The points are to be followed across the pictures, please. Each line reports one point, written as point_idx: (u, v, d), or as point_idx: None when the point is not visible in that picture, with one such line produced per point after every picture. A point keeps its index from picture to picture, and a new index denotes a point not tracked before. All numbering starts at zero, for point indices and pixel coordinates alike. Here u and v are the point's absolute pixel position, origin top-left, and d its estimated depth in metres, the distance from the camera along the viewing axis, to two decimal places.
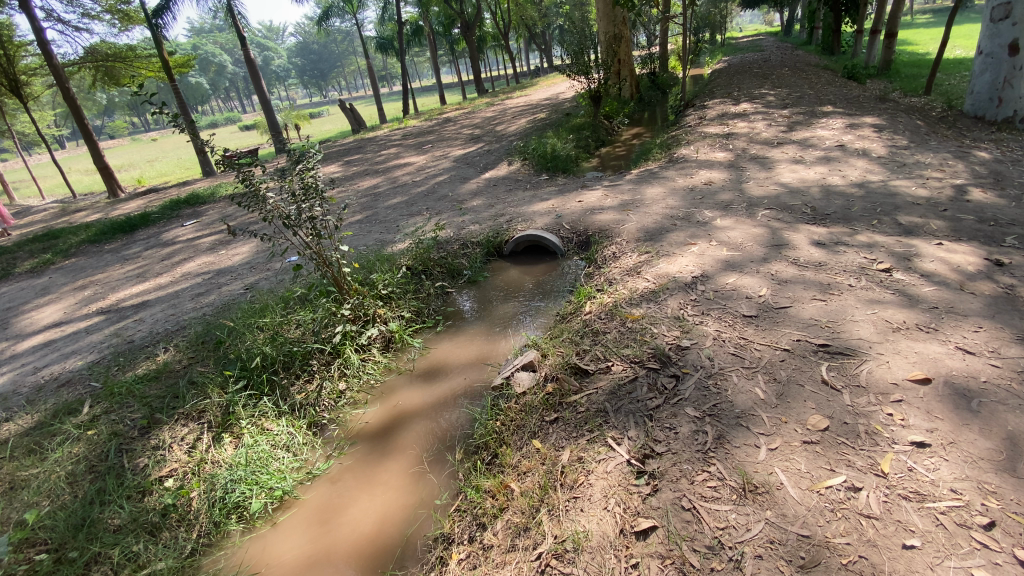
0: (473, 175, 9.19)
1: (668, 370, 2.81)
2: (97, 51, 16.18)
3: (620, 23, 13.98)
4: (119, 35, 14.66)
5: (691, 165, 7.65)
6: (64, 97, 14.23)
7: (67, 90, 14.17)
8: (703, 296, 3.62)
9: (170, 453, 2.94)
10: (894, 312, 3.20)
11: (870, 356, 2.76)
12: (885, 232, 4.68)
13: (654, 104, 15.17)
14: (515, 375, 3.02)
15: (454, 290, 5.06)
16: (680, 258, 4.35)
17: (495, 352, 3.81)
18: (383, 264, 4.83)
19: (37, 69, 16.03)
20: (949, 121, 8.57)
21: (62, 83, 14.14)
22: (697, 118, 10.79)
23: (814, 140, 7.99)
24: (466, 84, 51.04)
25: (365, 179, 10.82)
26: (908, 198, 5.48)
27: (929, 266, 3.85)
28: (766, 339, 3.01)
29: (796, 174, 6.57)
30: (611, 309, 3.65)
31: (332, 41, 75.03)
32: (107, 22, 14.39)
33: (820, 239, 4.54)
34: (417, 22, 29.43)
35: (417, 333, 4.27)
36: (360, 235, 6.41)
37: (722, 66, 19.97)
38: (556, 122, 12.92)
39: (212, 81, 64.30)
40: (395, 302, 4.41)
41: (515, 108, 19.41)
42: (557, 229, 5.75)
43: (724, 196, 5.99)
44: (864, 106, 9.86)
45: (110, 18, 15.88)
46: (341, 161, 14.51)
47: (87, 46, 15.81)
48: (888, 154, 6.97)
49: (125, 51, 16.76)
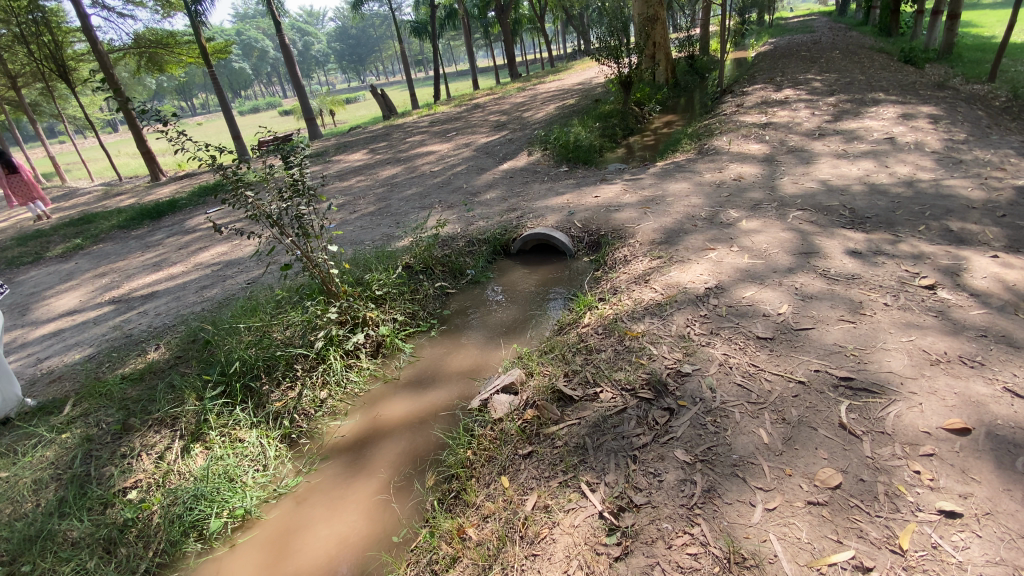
0: (491, 166, 8.92)
1: (662, 401, 2.52)
2: (140, 38, 16.57)
3: (657, 4, 13.26)
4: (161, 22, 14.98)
5: (721, 158, 7.13)
6: (108, 83, 14.65)
7: (110, 76, 14.56)
8: (714, 312, 3.27)
9: (138, 462, 2.86)
10: (935, 341, 2.79)
11: (899, 396, 2.39)
12: (932, 241, 4.19)
13: (690, 90, 14.42)
14: (495, 397, 2.77)
15: (455, 290, 4.85)
16: (694, 265, 4.00)
17: (488, 361, 3.56)
18: (380, 263, 4.64)
19: (84, 55, 16.58)
20: (1016, 112, 7.76)
21: (106, 69, 14.54)
22: (734, 106, 10.16)
23: (861, 132, 7.33)
24: (500, 70, 50.67)
25: (386, 167, 10.71)
26: (962, 200, 4.90)
27: (981, 285, 3.38)
28: (780, 368, 2.66)
29: (836, 170, 6.00)
30: (611, 324, 3.35)
31: (370, 26, 75.47)
32: (150, 9, 14.73)
33: (856, 247, 4.08)
34: (451, 7, 29.20)
35: (409, 337, 4.08)
36: (348, 233, 6.15)
37: (767, 49, 18.90)
38: (584, 109, 12.43)
39: (254, 66, 65.81)
40: (389, 304, 4.22)
41: (546, 93, 18.92)
42: (568, 227, 5.43)
43: (753, 195, 5.52)
44: (920, 94, 9.02)
45: (153, 4, 16.24)
46: (367, 148, 14.45)
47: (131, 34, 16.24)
48: (943, 149, 6.32)
49: (167, 38, 16.99)
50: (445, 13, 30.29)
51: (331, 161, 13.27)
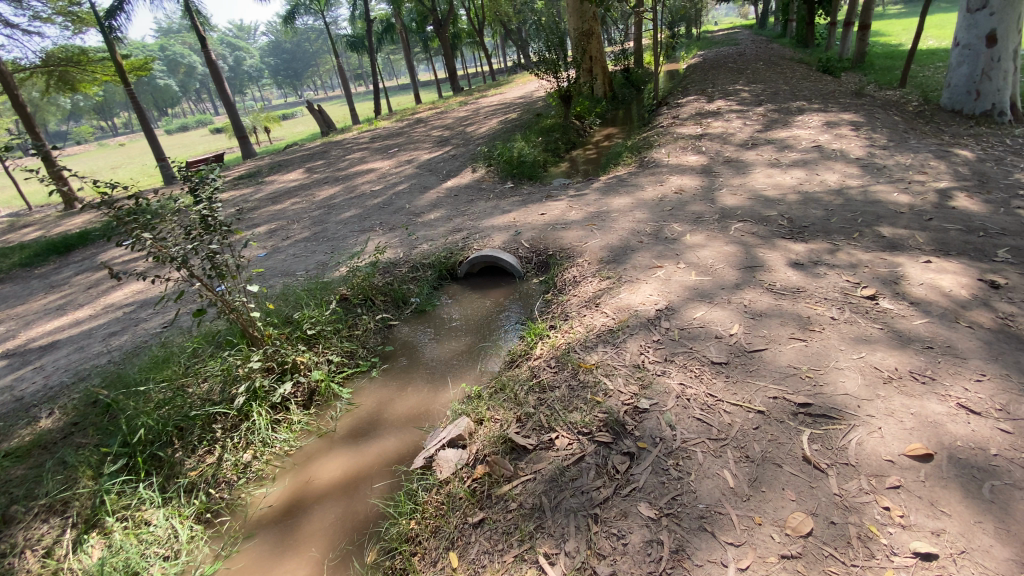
0: (435, 183, 8.65)
1: (621, 445, 2.34)
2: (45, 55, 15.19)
3: (592, 18, 13.50)
4: (71, 38, 13.81)
5: (662, 170, 7.21)
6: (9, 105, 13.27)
7: (12, 97, 13.21)
8: (667, 336, 3.15)
9: (19, 563, 2.40)
10: (884, 356, 2.77)
11: (859, 421, 2.32)
12: (868, 248, 4.30)
13: (628, 101, 14.75)
14: (440, 452, 2.51)
15: (398, 321, 4.54)
16: (643, 285, 3.90)
17: (435, 404, 3.31)
18: (312, 298, 4.27)
19: None
20: (926, 116, 8.32)
21: (8, 91, 13.16)
22: (671, 117, 10.40)
23: (790, 140, 7.62)
24: (442, 84, 50.62)
25: (324, 188, 10.21)
26: (889, 206, 5.11)
27: (918, 293, 3.46)
28: (737, 397, 2.55)
29: (771, 180, 6.17)
30: (563, 355, 3.16)
31: (305, 40, 73.52)
32: (56, 25, 13.55)
33: (798, 259, 4.12)
34: (388, 21, 28.80)
35: (348, 380, 3.76)
36: (271, 268, 5.64)
37: (697, 60, 19.70)
38: (526, 123, 12.41)
39: (181, 83, 62.51)
40: (323, 343, 3.88)
41: (488, 107, 18.85)
42: (515, 248, 5.24)
43: (695, 208, 5.55)
44: (839, 102, 9.55)
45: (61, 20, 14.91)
46: (304, 167, 13.80)
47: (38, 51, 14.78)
48: (866, 155, 6.63)
49: (78, 55, 15.64)
50: (383, 27, 29.82)
51: (265, 182, 12.57)
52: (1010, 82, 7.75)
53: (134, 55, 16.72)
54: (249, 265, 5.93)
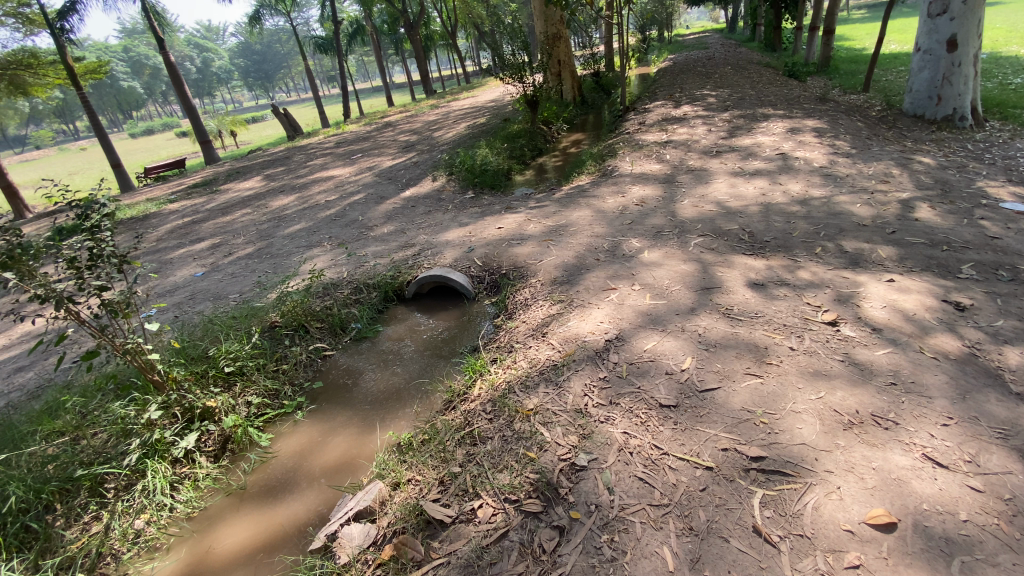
0: (392, 193, 8.28)
1: (552, 514, 2.05)
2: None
3: (558, 22, 13.29)
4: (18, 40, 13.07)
5: (624, 179, 6.99)
6: None
7: None
8: (614, 373, 2.85)
9: None
10: (844, 397, 2.54)
11: (816, 478, 2.09)
12: (829, 264, 4.10)
13: (598, 106, 14.57)
14: (344, 528, 2.21)
15: (335, 351, 4.17)
16: (595, 310, 3.61)
17: (361, 454, 2.98)
18: (233, 330, 3.93)
19: None
20: (889, 121, 8.32)
21: None
22: (637, 123, 10.23)
23: (754, 148, 7.49)
24: (416, 87, 49.93)
25: (279, 197, 9.73)
26: (852, 217, 4.95)
27: (880, 316, 3.26)
28: (684, 449, 2.27)
29: (733, 190, 5.98)
30: (499, 398, 2.84)
31: (275, 42, 71.89)
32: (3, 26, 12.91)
33: (756, 277, 3.90)
34: (358, 22, 28.17)
35: (268, 425, 3.44)
36: (172, 305, 4.93)
37: (668, 64, 19.63)
38: (492, 129, 12.10)
39: (145, 84, 60.49)
40: (244, 383, 3.58)
41: (459, 110, 18.47)
42: (466, 266, 4.91)
43: (654, 221, 5.31)
44: (804, 107, 9.48)
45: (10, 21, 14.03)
46: (263, 174, 13.23)
47: None
48: (829, 163, 6.52)
49: (28, 57, 14.60)
50: (352, 29, 29.18)
51: (220, 191, 11.98)
52: (970, 86, 7.75)
53: (87, 57, 15.86)
54: (144, 300, 5.12)
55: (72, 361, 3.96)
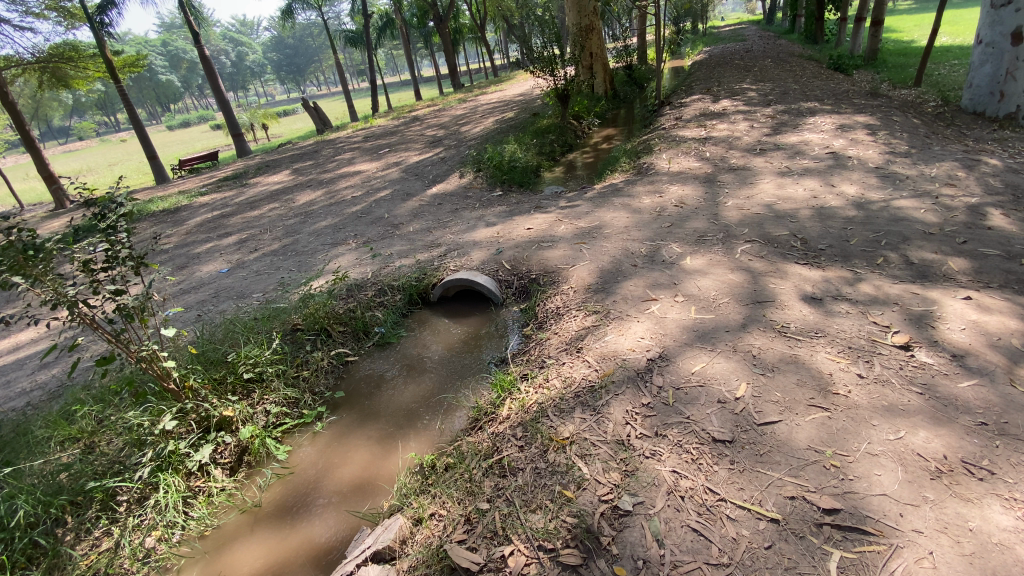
0: (419, 189, 8.10)
1: (593, 570, 1.81)
2: (38, 51, 14.58)
3: (591, 13, 12.86)
4: (62, 33, 13.41)
5: (660, 178, 6.64)
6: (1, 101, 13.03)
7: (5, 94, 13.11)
8: (658, 400, 2.58)
9: None
10: (928, 438, 2.22)
11: (902, 539, 1.81)
12: (895, 278, 3.73)
13: (630, 100, 14.12)
14: (362, 568, 2.03)
15: (357, 356, 4.00)
16: (634, 324, 3.34)
17: (381, 475, 2.79)
18: (254, 334, 3.79)
19: None
20: (947, 118, 7.72)
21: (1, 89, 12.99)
22: (673, 118, 9.81)
23: (801, 145, 7.03)
24: (445, 81, 49.88)
25: (306, 192, 9.71)
26: (916, 224, 4.53)
27: (960, 340, 2.90)
28: (744, 495, 2.01)
29: (780, 191, 5.59)
30: (530, 422, 2.60)
31: (307, 36, 72.84)
32: (49, 21, 13.26)
33: (813, 291, 3.55)
34: (388, 15, 28.14)
35: (286, 436, 3.28)
36: (195, 306, 4.85)
37: (702, 57, 18.96)
38: (521, 123, 11.82)
39: (182, 78, 62.06)
40: (264, 390, 3.43)
41: (487, 104, 18.24)
42: (494, 269, 4.67)
43: (695, 224, 4.98)
44: (854, 103, 8.89)
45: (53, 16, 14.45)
46: (291, 168, 13.28)
47: (32, 47, 14.07)
48: (886, 164, 6.04)
49: (70, 51, 14.99)
50: (382, 23, 29.18)
51: (250, 184, 12.04)
52: None
53: (126, 51, 16.16)
54: (164, 303, 5.03)
55: (92, 364, 3.88)
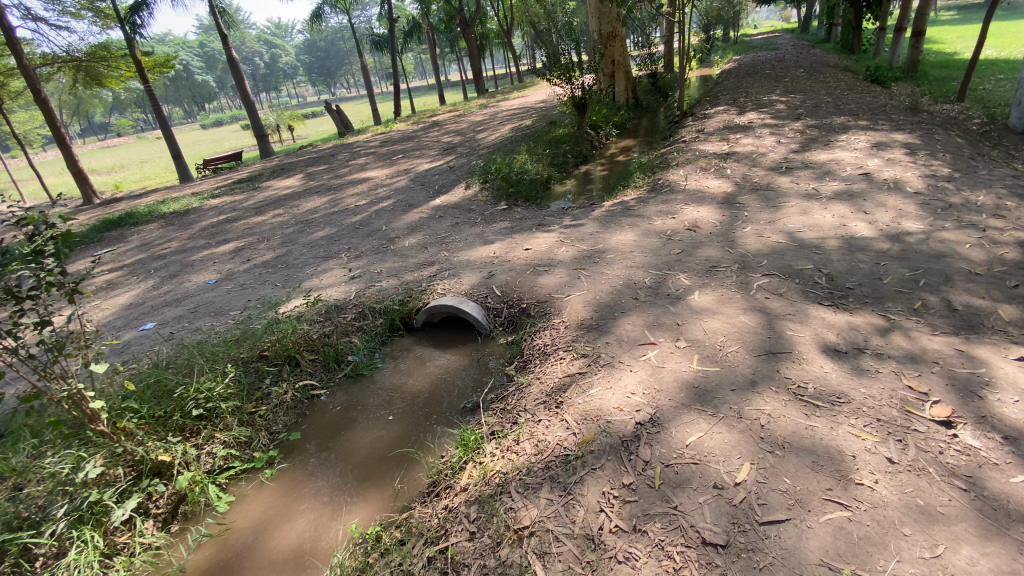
0: (422, 200, 7.81)
1: None
2: (75, 50, 14.89)
3: (614, 20, 12.42)
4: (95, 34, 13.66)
5: (675, 197, 6.20)
6: (35, 100, 13.29)
7: (39, 93, 13.35)
8: (643, 480, 2.18)
9: None
10: (972, 559, 1.77)
11: None
12: (934, 327, 3.23)
13: (652, 110, 13.64)
14: None
15: (323, 389, 3.67)
16: (625, 375, 2.92)
17: (317, 545, 2.44)
18: (211, 364, 3.51)
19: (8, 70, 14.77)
20: (993, 138, 7.08)
21: (35, 88, 13.14)
22: (695, 130, 9.31)
23: (831, 165, 6.49)
24: (468, 85, 49.99)
25: (313, 198, 9.53)
26: (960, 261, 4.00)
27: (1011, 417, 2.41)
28: None
29: (805, 216, 5.10)
30: (487, 499, 2.25)
31: (339, 39, 73.83)
32: (84, 21, 13.52)
33: (837, 342, 3.07)
34: (416, 20, 28.13)
35: (231, 483, 2.98)
36: (171, 322, 4.62)
37: (730, 66, 18.37)
38: (537, 132, 11.46)
39: (217, 78, 63.62)
40: (212, 431, 3.15)
41: (507, 111, 17.92)
42: (483, 294, 4.30)
43: (707, 252, 4.53)
44: (891, 118, 8.28)
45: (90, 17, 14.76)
46: (305, 172, 13.18)
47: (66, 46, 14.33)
48: (926, 188, 5.47)
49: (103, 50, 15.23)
50: (409, 26, 29.21)
51: (262, 188, 11.96)
52: None
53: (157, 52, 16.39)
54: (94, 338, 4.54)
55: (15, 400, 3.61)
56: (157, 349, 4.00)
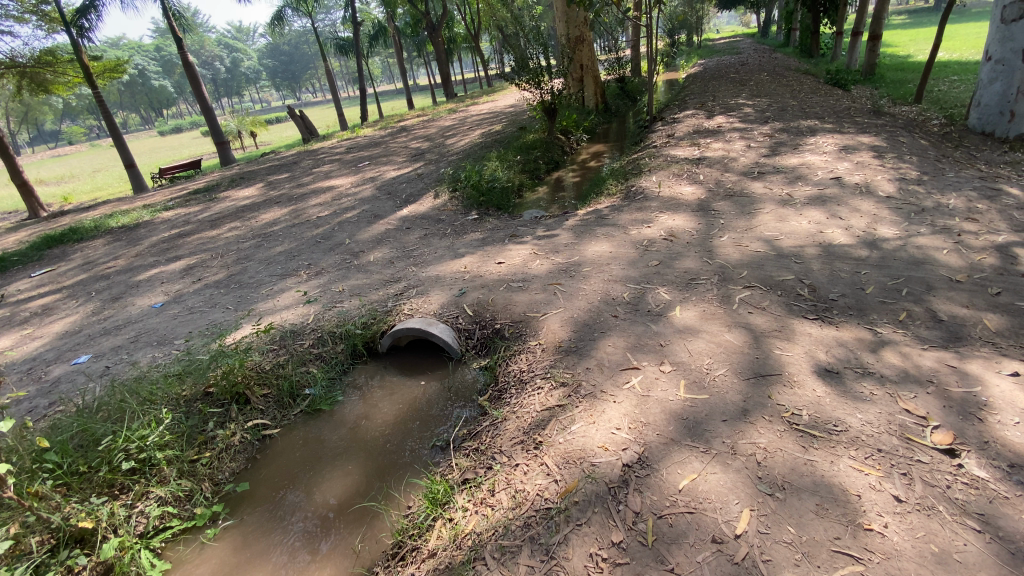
0: (389, 210, 7.48)
1: None
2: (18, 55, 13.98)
3: (581, 24, 12.35)
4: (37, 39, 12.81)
5: (650, 204, 6.05)
6: None
7: None
8: (633, 537, 1.94)
9: None
10: None
11: None
12: (922, 341, 3.11)
13: (621, 114, 13.61)
14: None
15: (276, 428, 3.33)
16: (608, 406, 2.68)
17: None
18: (146, 406, 3.13)
19: None
20: (954, 139, 7.18)
21: None
22: (666, 135, 9.25)
23: (802, 169, 6.46)
24: (436, 89, 49.53)
25: (274, 209, 9.07)
26: (940, 268, 3.93)
27: (1015, 442, 2.28)
28: None
29: (782, 223, 5.00)
30: (458, 569, 2.00)
31: (302, 43, 72.23)
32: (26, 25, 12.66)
33: (827, 361, 2.91)
34: (381, 23, 27.59)
35: (168, 546, 2.62)
36: (108, 354, 4.18)
37: (696, 70, 18.57)
38: (507, 138, 11.25)
39: (175, 83, 61.34)
40: (145, 485, 2.77)
41: (476, 116, 17.66)
42: (453, 315, 4.02)
43: (685, 263, 4.36)
44: (856, 121, 8.36)
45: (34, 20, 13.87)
46: (267, 181, 12.63)
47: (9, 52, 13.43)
48: (897, 192, 5.46)
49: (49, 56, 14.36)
50: (374, 30, 28.66)
51: (219, 198, 11.36)
52: None
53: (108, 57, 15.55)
54: (15, 378, 4.05)
55: None
56: (86, 389, 3.57)
